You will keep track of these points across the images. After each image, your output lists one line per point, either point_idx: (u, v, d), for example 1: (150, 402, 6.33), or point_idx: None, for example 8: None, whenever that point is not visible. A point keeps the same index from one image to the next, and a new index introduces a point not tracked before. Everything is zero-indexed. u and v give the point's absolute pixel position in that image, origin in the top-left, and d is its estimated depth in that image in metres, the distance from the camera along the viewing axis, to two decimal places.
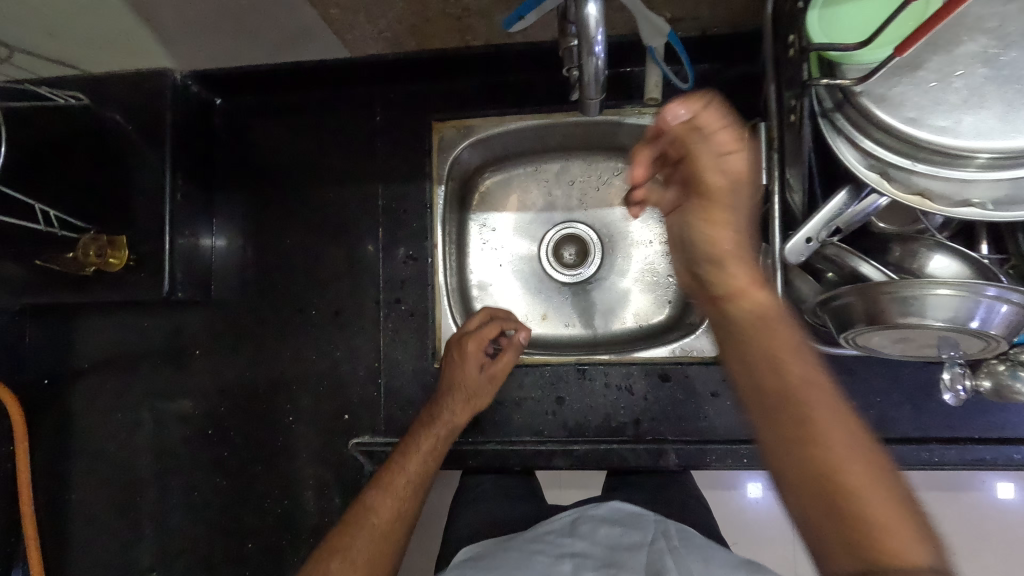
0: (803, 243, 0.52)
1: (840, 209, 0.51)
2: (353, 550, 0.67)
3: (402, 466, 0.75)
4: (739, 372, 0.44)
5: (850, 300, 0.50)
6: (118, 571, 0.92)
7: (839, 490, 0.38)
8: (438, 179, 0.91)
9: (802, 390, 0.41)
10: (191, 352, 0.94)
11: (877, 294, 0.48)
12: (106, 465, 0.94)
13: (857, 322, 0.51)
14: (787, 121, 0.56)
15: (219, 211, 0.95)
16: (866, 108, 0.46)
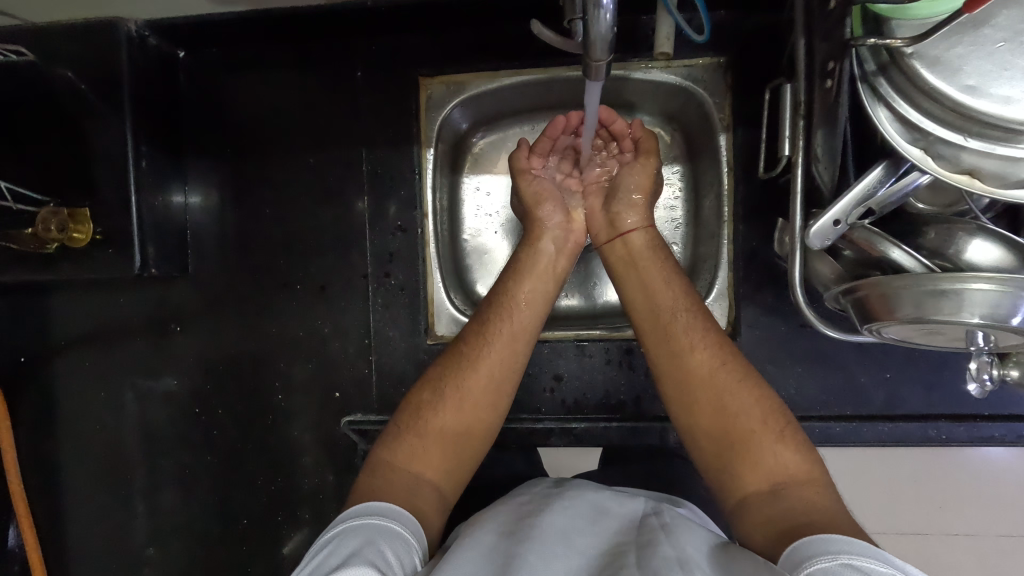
0: (830, 225, 0.48)
1: (873, 188, 0.46)
2: (471, 383, 0.63)
3: (517, 284, 0.70)
4: (663, 359, 0.62)
5: (874, 293, 0.47)
6: (114, 548, 0.91)
7: (742, 442, 0.55)
8: (426, 142, 0.85)
9: (703, 368, 0.59)
10: (173, 329, 0.90)
11: (910, 286, 0.44)
12: (93, 444, 0.92)
13: (884, 315, 0.47)
14: (820, 85, 0.50)
15: (191, 178, 0.88)
16: (917, 72, 0.39)
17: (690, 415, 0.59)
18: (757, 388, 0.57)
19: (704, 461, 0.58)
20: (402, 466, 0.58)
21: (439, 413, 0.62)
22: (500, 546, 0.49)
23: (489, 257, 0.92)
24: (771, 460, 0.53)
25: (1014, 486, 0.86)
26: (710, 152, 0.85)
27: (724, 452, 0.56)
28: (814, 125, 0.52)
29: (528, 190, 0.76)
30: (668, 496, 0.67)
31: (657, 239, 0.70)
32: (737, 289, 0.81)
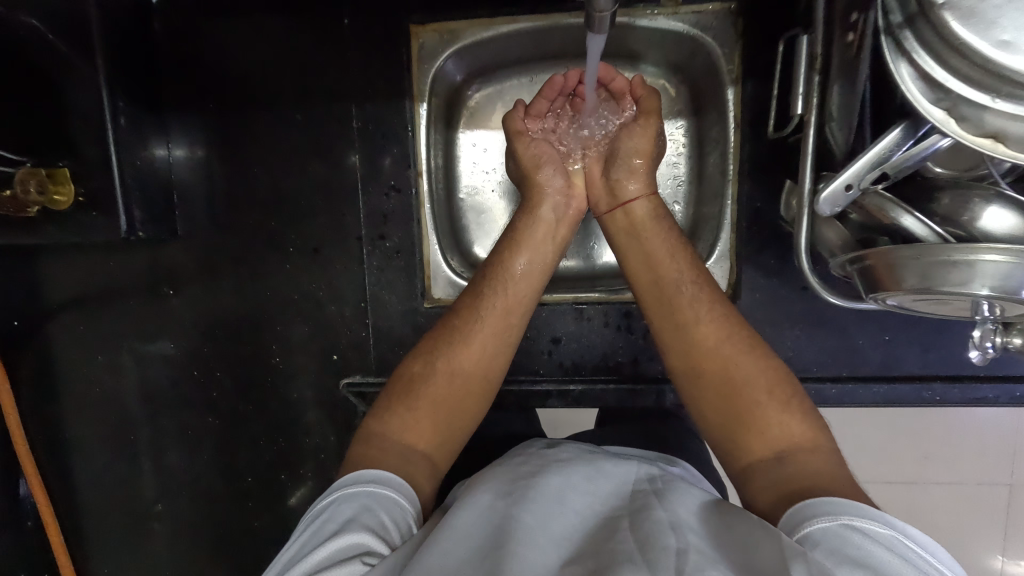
0: (842, 191, 0.45)
1: (888, 152, 0.44)
2: (466, 355, 0.63)
3: (516, 255, 0.69)
4: (667, 333, 0.62)
5: (883, 262, 0.45)
6: (123, 504, 0.94)
7: (747, 413, 0.55)
8: (419, 96, 0.81)
9: (707, 339, 0.59)
10: (166, 292, 0.88)
11: (921, 257, 0.42)
12: (94, 405, 0.92)
13: (891, 284, 0.46)
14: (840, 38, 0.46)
15: (173, 136, 0.84)
16: (947, 26, 0.36)
17: (694, 385, 0.58)
18: (764, 359, 0.57)
19: (710, 428, 0.57)
20: (391, 436, 0.58)
21: (431, 384, 0.61)
22: (496, 506, 0.49)
23: (485, 217, 0.90)
24: (776, 427, 0.53)
25: (1004, 441, 0.88)
26: (717, 107, 0.81)
27: (729, 423, 0.56)
28: (833, 81, 0.49)
29: (527, 152, 0.74)
30: (663, 456, 0.68)
31: (661, 208, 0.69)
32: (740, 251, 0.79)
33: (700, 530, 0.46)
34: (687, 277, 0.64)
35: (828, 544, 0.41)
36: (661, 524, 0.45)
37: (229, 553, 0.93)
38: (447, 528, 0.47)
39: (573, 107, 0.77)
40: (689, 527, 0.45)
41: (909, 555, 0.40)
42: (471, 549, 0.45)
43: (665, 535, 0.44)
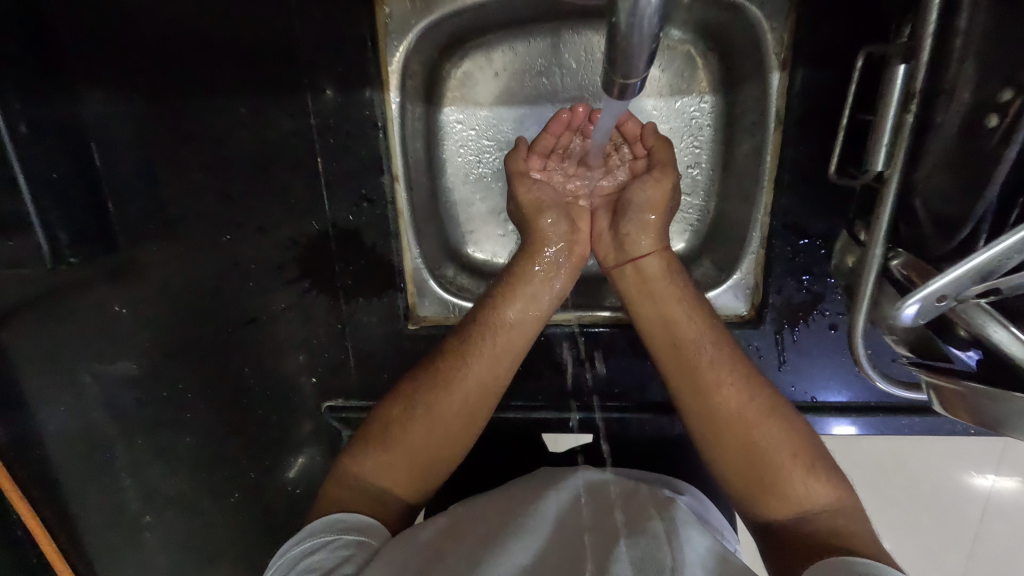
0: (933, 303, 0.36)
1: (994, 272, 0.33)
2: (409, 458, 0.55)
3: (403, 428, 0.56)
4: (701, 432, 0.56)
5: (953, 391, 0.40)
6: (105, 527, 0.88)
7: (751, 442, 0.53)
8: (388, 86, 0.68)
9: (736, 415, 0.54)
10: (115, 310, 0.77)
11: (979, 397, 0.37)
12: (48, 439, 0.82)
13: (963, 415, 0.40)
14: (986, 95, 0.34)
15: (93, 132, 0.69)
16: None
17: (731, 478, 0.54)
18: (789, 423, 0.54)
19: (711, 462, 0.55)
20: (369, 481, 0.54)
21: (422, 434, 0.56)
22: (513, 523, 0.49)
23: (479, 204, 0.83)
24: (800, 491, 0.51)
25: None
26: (757, 90, 0.66)
27: (754, 481, 0.52)
28: (944, 116, 0.38)
29: (373, 424, 0.57)
30: (667, 481, 0.64)
31: (674, 264, 0.63)
32: (768, 270, 0.69)
33: (698, 532, 0.47)
34: (694, 351, 0.58)
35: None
36: (680, 520, 0.48)
37: (225, 568, 0.91)
38: (434, 543, 0.48)
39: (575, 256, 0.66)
40: (693, 528, 0.48)
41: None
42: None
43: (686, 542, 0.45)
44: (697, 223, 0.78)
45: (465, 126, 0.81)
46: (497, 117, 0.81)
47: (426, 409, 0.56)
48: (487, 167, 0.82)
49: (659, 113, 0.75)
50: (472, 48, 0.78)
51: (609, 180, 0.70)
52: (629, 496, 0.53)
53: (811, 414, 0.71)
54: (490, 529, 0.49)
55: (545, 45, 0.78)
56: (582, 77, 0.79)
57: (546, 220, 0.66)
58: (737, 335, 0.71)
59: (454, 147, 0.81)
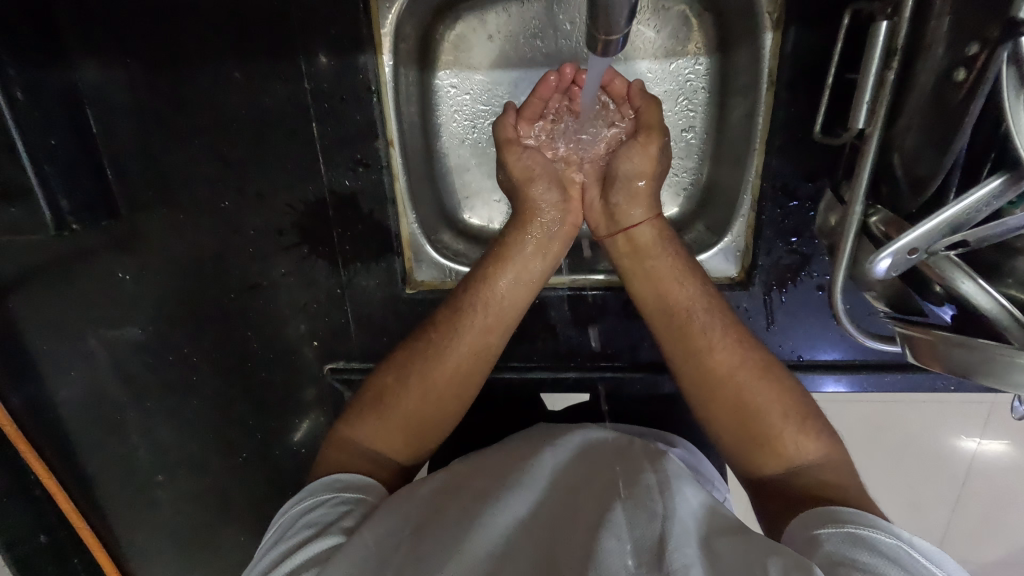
0: (903, 254, 0.38)
1: (963, 221, 0.35)
2: (404, 420, 0.57)
3: (398, 393, 0.58)
4: (693, 392, 0.57)
5: (925, 341, 0.41)
6: (120, 484, 0.92)
7: (744, 402, 0.54)
8: (381, 50, 0.68)
9: (727, 375, 0.56)
10: (121, 275, 0.79)
11: (948, 345, 0.39)
12: (61, 400, 0.85)
13: (934, 364, 0.42)
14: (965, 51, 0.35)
15: (89, 98, 0.70)
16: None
17: (723, 437, 0.56)
18: (779, 383, 0.55)
19: (705, 420, 0.57)
20: (366, 447, 0.56)
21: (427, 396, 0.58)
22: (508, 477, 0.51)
23: (475, 170, 0.83)
24: (789, 448, 0.52)
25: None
26: (750, 51, 0.66)
27: (743, 438, 0.54)
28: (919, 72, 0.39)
29: (371, 390, 0.59)
30: (661, 435, 0.67)
31: (665, 231, 0.65)
32: (758, 232, 0.70)
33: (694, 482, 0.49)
34: (685, 314, 0.60)
35: (832, 552, 0.42)
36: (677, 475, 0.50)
37: (235, 522, 0.95)
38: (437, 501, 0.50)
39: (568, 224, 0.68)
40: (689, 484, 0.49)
41: (915, 566, 0.41)
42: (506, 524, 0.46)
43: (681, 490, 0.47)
44: (691, 186, 0.78)
45: (460, 91, 0.81)
46: (492, 82, 0.81)
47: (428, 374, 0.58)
48: (482, 133, 0.82)
49: (654, 77, 0.75)
50: (466, 11, 0.77)
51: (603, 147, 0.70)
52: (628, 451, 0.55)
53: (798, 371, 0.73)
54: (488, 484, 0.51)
55: (540, 7, 0.77)
56: (578, 41, 0.78)
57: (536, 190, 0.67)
58: (726, 296, 0.73)
59: (449, 113, 0.82)
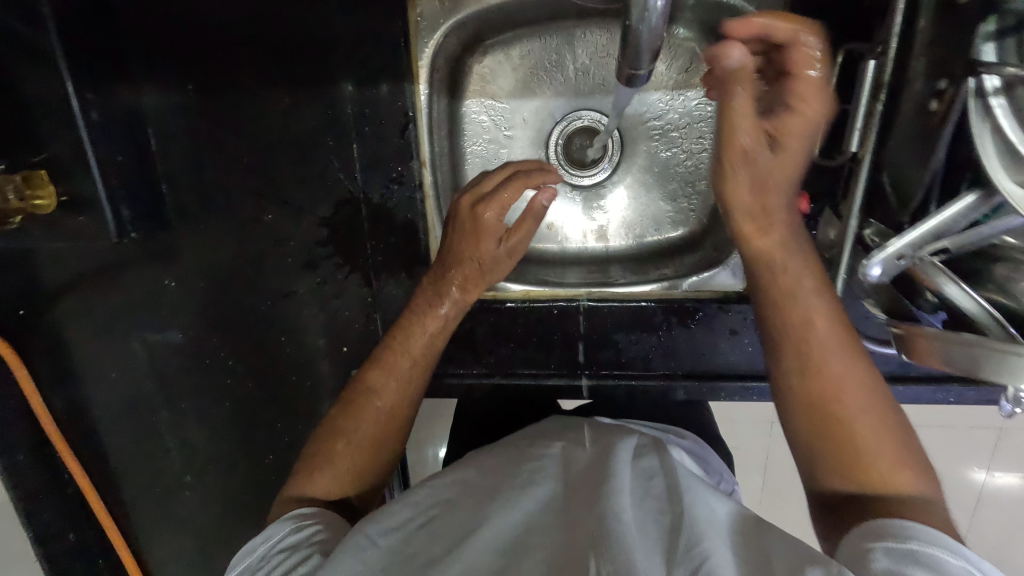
0: (892, 259, 0.45)
1: (949, 220, 0.40)
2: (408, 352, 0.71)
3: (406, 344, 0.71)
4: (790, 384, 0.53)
5: (923, 341, 0.44)
6: (157, 481, 0.99)
7: (838, 424, 0.50)
8: (420, 77, 0.75)
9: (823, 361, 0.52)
10: (167, 280, 0.85)
11: (955, 343, 0.40)
12: (118, 394, 0.94)
13: (927, 358, 0.44)
14: (921, 93, 0.43)
15: (152, 118, 0.77)
16: None
17: (815, 462, 0.51)
18: (874, 392, 0.51)
19: (808, 459, 0.51)
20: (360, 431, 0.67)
21: (357, 420, 0.68)
22: (522, 479, 0.62)
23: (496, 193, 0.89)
24: (888, 473, 0.48)
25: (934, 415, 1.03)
26: None
27: (838, 465, 0.49)
28: (901, 99, 0.46)
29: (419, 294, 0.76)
30: (669, 427, 0.76)
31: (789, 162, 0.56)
32: None
33: (734, 542, 0.51)
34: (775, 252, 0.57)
35: (887, 567, 0.41)
36: (711, 529, 0.51)
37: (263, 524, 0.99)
38: (469, 481, 0.63)
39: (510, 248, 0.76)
40: (720, 562, 0.47)
41: None
42: (494, 539, 0.53)
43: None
44: (698, 205, 0.86)
45: (483, 118, 0.87)
46: (515, 109, 0.87)
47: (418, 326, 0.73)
48: (502, 157, 0.88)
49: (666, 107, 0.84)
50: (491, 45, 0.83)
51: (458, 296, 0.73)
52: (678, 496, 0.56)
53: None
54: (498, 484, 0.61)
55: (556, 43, 0.83)
56: (594, 76, 0.85)
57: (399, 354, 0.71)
58: (735, 311, 0.78)
59: (471, 138, 0.88)
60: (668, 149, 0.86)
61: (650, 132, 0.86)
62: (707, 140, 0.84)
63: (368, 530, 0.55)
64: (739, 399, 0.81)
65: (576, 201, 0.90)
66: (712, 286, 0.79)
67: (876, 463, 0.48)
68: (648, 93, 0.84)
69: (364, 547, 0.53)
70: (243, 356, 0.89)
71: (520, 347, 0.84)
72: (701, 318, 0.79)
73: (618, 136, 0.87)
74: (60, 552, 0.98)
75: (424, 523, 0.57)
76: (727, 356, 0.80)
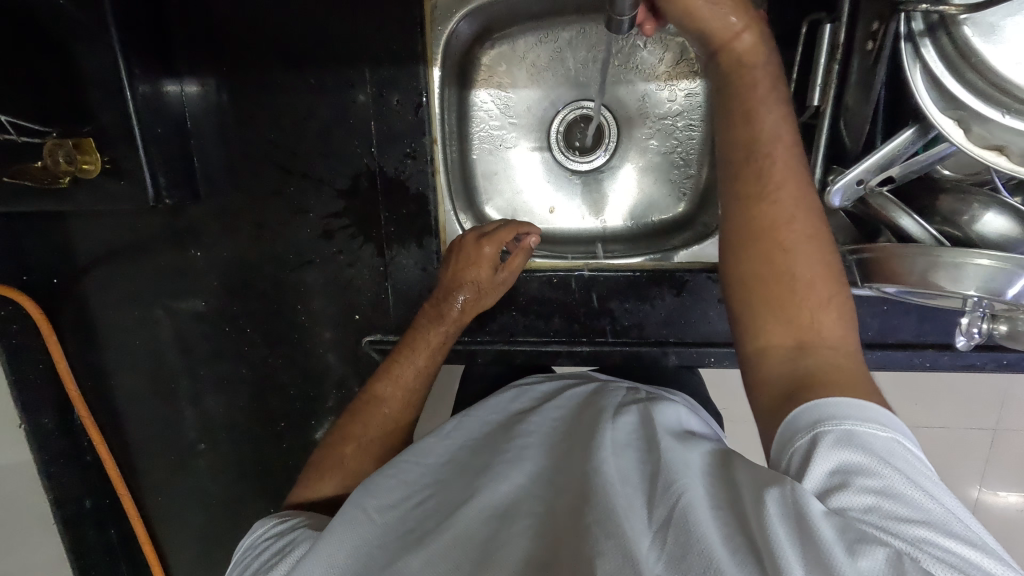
0: (853, 183, 0.51)
1: (902, 147, 0.48)
2: (409, 369, 0.79)
3: (410, 358, 0.79)
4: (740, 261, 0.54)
5: (881, 258, 0.50)
6: (171, 449, 1.03)
7: (788, 299, 0.52)
8: (433, 61, 0.83)
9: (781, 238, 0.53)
10: (192, 250, 0.91)
11: (910, 254, 0.48)
12: (138, 361, 0.98)
13: (881, 278, 0.51)
14: (867, 50, 0.50)
15: (188, 97, 0.85)
16: (966, 43, 0.40)
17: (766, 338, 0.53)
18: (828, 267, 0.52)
19: (754, 342, 0.53)
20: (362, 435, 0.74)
21: (365, 426, 0.75)
22: (512, 452, 0.61)
23: (500, 175, 0.96)
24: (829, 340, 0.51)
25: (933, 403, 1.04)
26: None
27: (784, 327, 0.52)
28: (852, 59, 0.53)
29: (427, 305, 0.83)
30: (662, 387, 0.81)
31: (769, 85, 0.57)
32: None
33: (710, 479, 0.50)
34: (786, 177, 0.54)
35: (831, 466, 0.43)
36: (687, 470, 0.51)
37: (273, 492, 1.03)
38: (457, 458, 0.64)
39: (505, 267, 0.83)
40: (697, 496, 0.47)
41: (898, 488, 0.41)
42: (485, 507, 0.54)
43: (695, 527, 0.44)
44: (689, 187, 0.92)
45: (490, 106, 0.94)
46: (519, 97, 0.94)
47: (422, 342, 0.80)
48: (507, 142, 0.95)
49: (658, 96, 0.91)
50: (498, 37, 0.91)
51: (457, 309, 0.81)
52: (655, 445, 0.56)
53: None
54: (488, 459, 0.61)
55: (558, 36, 0.90)
56: (593, 68, 0.92)
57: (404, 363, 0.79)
58: None
59: (479, 123, 0.94)
60: (660, 134, 0.92)
61: (644, 119, 0.93)
62: (697, 127, 0.90)
63: (364, 506, 0.56)
64: (728, 365, 0.85)
65: (575, 184, 0.96)
66: (701, 257, 0.85)
67: (805, 302, 0.51)
68: (642, 83, 0.91)
69: (362, 523, 0.54)
70: (260, 324, 0.94)
71: (522, 316, 0.89)
72: (690, 287, 0.85)
73: (615, 124, 0.94)
74: (77, 518, 1.01)
75: (419, 501, 0.58)
76: (716, 323, 0.85)
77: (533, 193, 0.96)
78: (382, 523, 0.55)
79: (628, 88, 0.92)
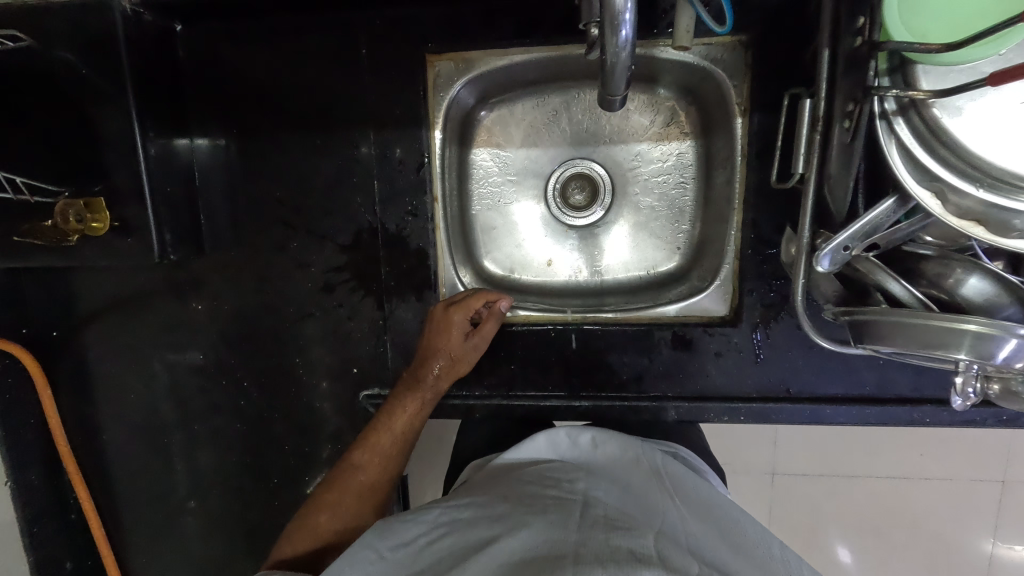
0: (839, 250, 0.53)
1: (884, 216, 0.51)
2: (384, 435, 0.80)
3: (387, 425, 0.80)
4: None
5: (872, 321, 0.51)
6: (159, 506, 1.00)
7: None
8: (434, 124, 0.87)
9: None
10: (194, 303, 0.92)
11: (898, 319, 0.49)
12: (132, 415, 0.97)
13: (874, 338, 0.52)
14: (843, 123, 0.53)
15: (199, 157, 0.88)
16: (937, 123, 0.43)
17: None
18: None
19: None
20: (342, 508, 0.76)
21: (341, 494, 0.77)
22: (537, 507, 0.59)
23: (498, 230, 0.98)
24: None
25: (937, 452, 1.03)
26: (727, 132, 0.85)
27: None
28: (832, 131, 0.56)
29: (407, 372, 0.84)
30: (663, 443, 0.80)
31: None
32: (742, 279, 0.83)
33: None
34: None
35: None
36: None
37: (264, 552, 0.99)
38: (475, 500, 0.62)
39: (480, 332, 0.84)
40: None
41: None
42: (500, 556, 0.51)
43: None
44: (683, 243, 0.94)
45: (489, 164, 0.98)
46: (517, 156, 0.98)
47: (397, 409, 0.81)
48: (504, 198, 0.98)
49: (651, 155, 0.95)
50: (497, 101, 0.95)
51: (433, 376, 0.82)
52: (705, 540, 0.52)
53: (792, 403, 0.83)
54: (508, 508, 0.59)
55: (555, 100, 0.95)
56: (589, 129, 0.96)
57: (381, 433, 0.80)
58: (719, 335, 0.84)
59: (478, 181, 0.98)
60: (654, 192, 0.95)
61: (638, 178, 0.96)
62: (689, 184, 0.94)
63: (375, 545, 0.56)
64: (728, 419, 0.85)
65: (572, 238, 0.98)
66: (697, 311, 0.86)
67: None
68: (634, 143, 0.95)
69: (371, 562, 0.55)
70: (258, 377, 0.94)
71: (521, 371, 0.89)
72: (687, 340, 0.85)
73: (609, 181, 0.97)
74: None
75: (434, 539, 0.57)
76: (714, 377, 0.85)
77: (530, 247, 0.98)
78: (392, 560, 0.55)
79: (622, 147, 0.96)
